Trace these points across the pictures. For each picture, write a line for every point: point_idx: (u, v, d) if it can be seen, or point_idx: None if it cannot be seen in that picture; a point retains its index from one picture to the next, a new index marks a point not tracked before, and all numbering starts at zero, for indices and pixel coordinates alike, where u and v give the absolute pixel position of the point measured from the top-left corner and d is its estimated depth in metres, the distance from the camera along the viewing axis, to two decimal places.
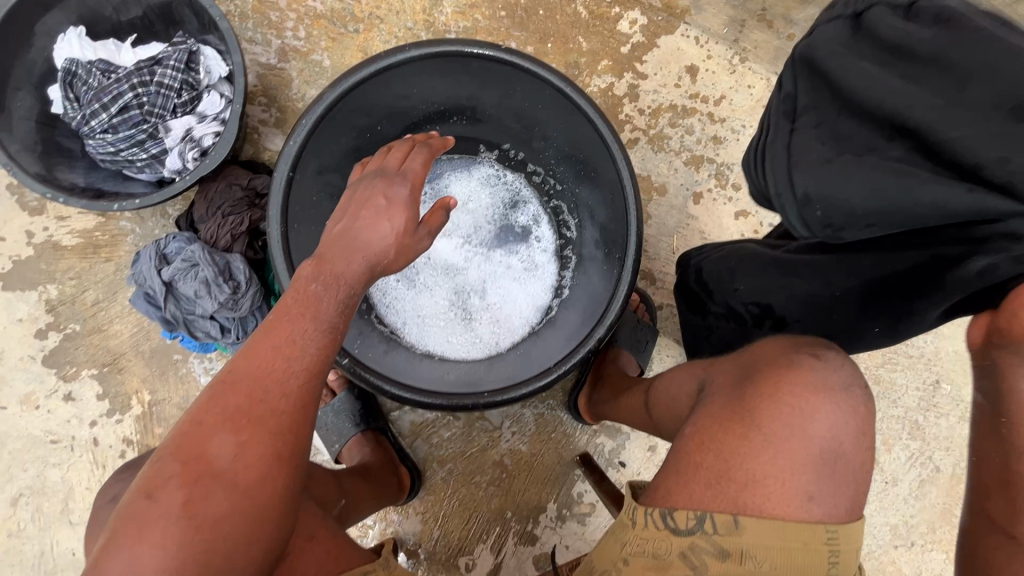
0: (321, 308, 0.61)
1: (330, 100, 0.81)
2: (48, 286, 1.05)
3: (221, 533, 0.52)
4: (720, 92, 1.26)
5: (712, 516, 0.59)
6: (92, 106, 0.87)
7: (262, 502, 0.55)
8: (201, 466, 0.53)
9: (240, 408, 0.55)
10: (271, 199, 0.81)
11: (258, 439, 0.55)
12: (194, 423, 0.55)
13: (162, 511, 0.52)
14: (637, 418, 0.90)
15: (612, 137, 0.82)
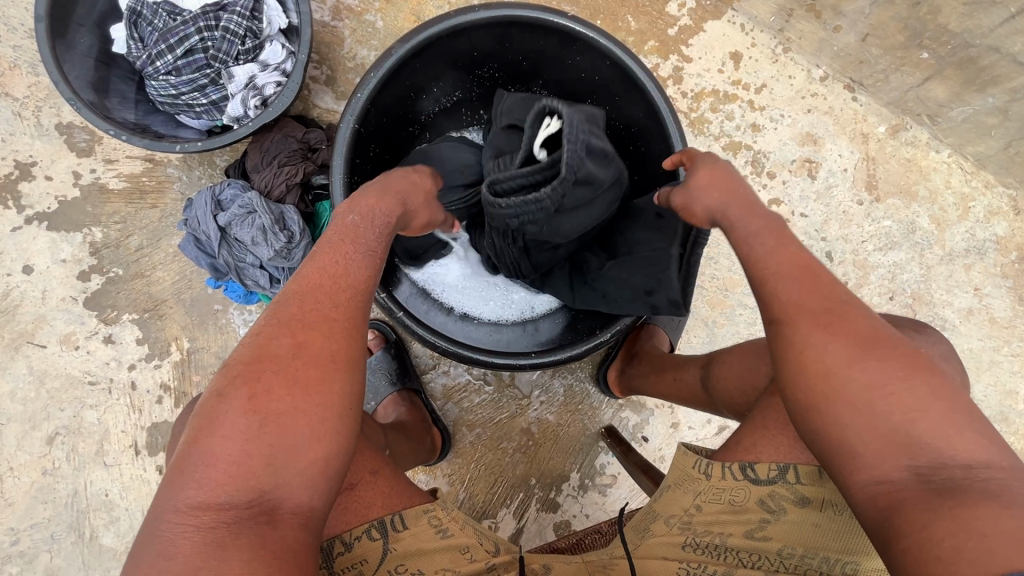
0: (359, 235, 0.73)
1: (400, 54, 0.85)
2: (92, 229, 1.05)
3: (282, 426, 0.56)
4: (762, 81, 1.28)
5: (796, 467, 0.64)
6: (158, 47, 0.88)
7: (320, 401, 0.58)
8: (265, 357, 0.59)
9: (300, 316, 0.62)
10: (336, 147, 0.84)
11: (316, 338, 0.61)
12: (264, 326, 0.62)
13: (227, 405, 0.56)
14: (687, 394, 0.93)
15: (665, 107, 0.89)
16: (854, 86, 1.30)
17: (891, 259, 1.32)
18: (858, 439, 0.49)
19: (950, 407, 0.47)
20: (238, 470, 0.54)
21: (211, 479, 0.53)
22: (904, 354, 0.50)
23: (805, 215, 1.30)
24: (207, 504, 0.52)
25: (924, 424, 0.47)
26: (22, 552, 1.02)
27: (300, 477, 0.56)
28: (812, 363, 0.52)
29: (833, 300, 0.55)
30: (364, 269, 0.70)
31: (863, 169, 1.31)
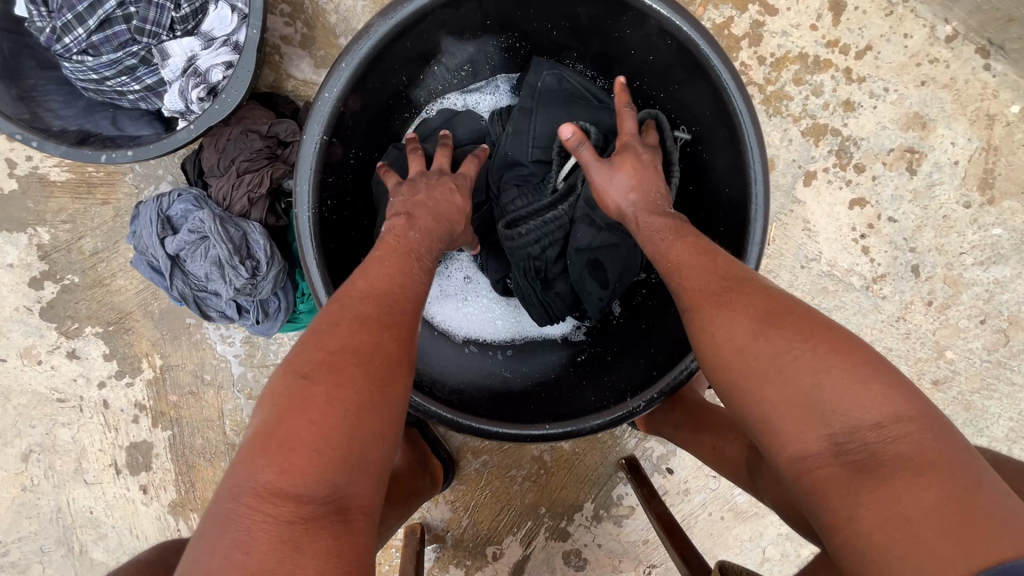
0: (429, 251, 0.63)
1: (382, 32, 0.62)
2: (37, 229, 0.89)
3: (355, 416, 0.46)
4: (867, 41, 0.98)
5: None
6: (65, 16, 0.66)
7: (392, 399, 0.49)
8: (348, 348, 0.49)
9: (364, 312, 0.53)
10: (300, 168, 0.62)
11: (395, 342, 0.52)
12: (337, 316, 0.52)
13: (314, 390, 0.46)
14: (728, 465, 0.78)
15: (742, 109, 0.65)
16: (990, 50, 0.99)
17: (992, 275, 1.08)
18: (745, 392, 0.48)
19: (868, 377, 0.44)
20: (315, 458, 0.43)
21: (290, 461, 0.43)
22: (805, 316, 0.49)
23: (895, 219, 1.05)
24: (284, 492, 0.42)
25: (832, 389, 0.44)
26: (14, 563, 0.99)
27: (371, 474, 0.46)
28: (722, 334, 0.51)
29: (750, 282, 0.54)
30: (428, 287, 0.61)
31: (979, 162, 1.03)
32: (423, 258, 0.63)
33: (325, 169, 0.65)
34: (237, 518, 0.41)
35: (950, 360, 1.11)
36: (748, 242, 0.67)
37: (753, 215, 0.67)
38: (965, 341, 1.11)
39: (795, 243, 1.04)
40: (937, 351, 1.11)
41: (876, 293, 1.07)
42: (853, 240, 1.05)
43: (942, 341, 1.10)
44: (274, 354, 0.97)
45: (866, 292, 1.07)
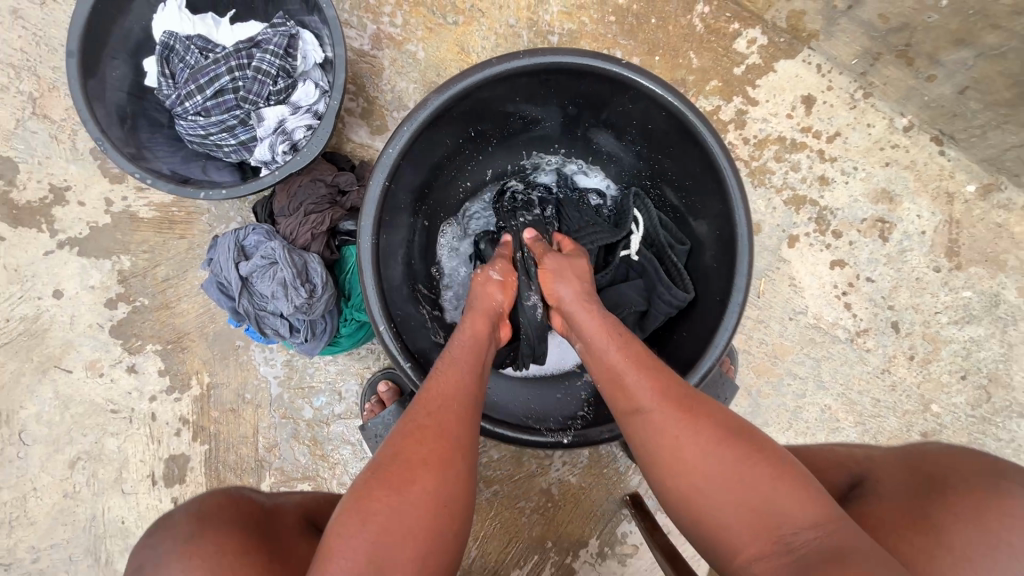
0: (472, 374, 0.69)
1: (436, 105, 0.77)
2: (121, 256, 1.04)
3: (396, 536, 0.52)
4: (836, 129, 1.15)
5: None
6: (188, 87, 0.85)
7: (425, 490, 0.55)
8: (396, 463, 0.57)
9: (414, 422, 0.61)
10: (365, 207, 0.77)
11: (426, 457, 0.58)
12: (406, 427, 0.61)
13: (362, 507, 0.53)
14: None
15: (728, 169, 0.79)
16: (943, 139, 1.15)
17: (967, 333, 1.18)
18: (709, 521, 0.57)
19: (780, 472, 0.56)
20: (350, 568, 0.49)
21: (336, 571, 0.49)
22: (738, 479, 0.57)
23: (872, 279, 1.17)
24: None
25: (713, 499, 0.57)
26: (41, 570, 1.04)
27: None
28: (678, 472, 0.60)
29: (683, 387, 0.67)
30: (476, 392, 0.67)
31: (944, 233, 1.17)
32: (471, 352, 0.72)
33: (382, 210, 0.79)
34: None
35: (936, 414, 1.18)
36: (737, 272, 0.80)
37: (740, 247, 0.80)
38: (949, 396, 1.19)
39: (783, 297, 1.16)
40: (923, 404, 1.18)
41: (861, 345, 1.17)
42: (836, 296, 1.17)
43: (927, 394, 1.18)
44: (311, 378, 1.06)
45: (852, 344, 1.17)
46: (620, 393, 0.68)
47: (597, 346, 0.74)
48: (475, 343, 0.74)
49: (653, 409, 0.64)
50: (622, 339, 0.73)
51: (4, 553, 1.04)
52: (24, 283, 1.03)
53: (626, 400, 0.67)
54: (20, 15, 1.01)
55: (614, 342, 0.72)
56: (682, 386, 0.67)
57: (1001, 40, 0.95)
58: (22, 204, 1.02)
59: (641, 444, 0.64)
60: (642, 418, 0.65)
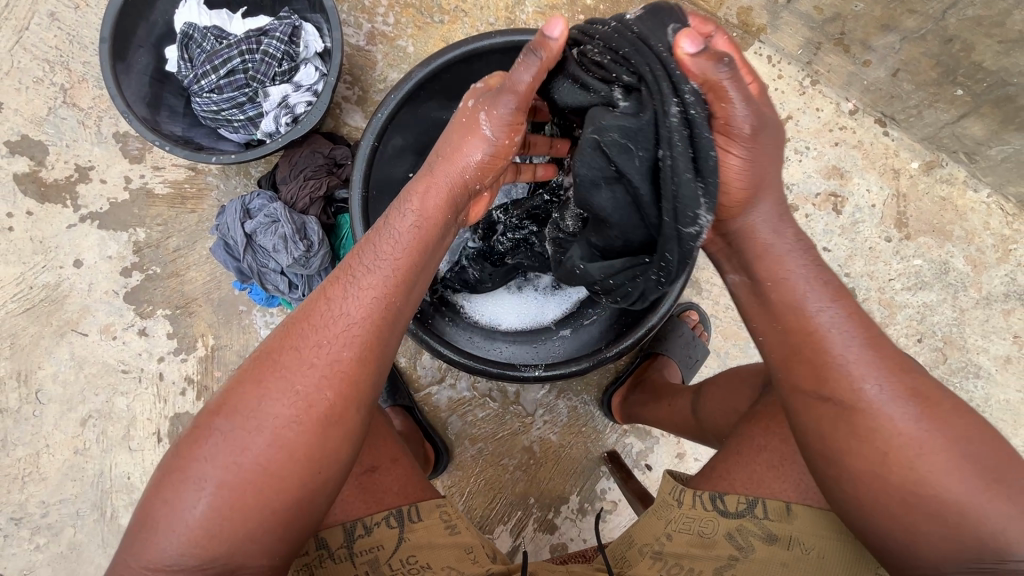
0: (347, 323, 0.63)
1: (419, 77, 0.89)
2: (138, 229, 1.14)
3: (246, 495, 0.57)
4: (787, 112, 1.27)
5: (764, 503, 0.75)
6: (204, 68, 0.97)
7: (286, 444, 0.58)
8: (249, 422, 0.59)
9: (273, 382, 0.60)
10: (356, 164, 0.89)
11: (289, 426, 0.59)
12: (262, 383, 0.60)
13: (203, 465, 0.58)
14: (677, 420, 0.99)
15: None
16: (885, 120, 1.26)
17: (920, 299, 1.27)
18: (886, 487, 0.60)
19: (1011, 491, 0.56)
20: (203, 528, 0.56)
21: (188, 530, 0.56)
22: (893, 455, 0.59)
23: (829, 249, 1.27)
24: (176, 556, 0.56)
25: (940, 477, 0.58)
26: (49, 525, 1.10)
27: (261, 532, 0.58)
28: (879, 472, 0.60)
29: (890, 353, 0.63)
30: (349, 342, 0.62)
31: (893, 205, 1.27)
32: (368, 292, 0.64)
33: (371, 168, 0.91)
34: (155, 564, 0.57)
35: None
36: None
37: None
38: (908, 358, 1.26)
39: None
40: None
41: None
42: None
43: None
44: None
45: None
46: (801, 361, 0.64)
47: (790, 295, 0.65)
48: (416, 227, 0.67)
49: (863, 403, 0.61)
50: (830, 297, 0.64)
51: (16, 508, 1.10)
52: (48, 253, 1.13)
53: (817, 377, 0.63)
54: (56, 17, 1.15)
55: (828, 301, 0.64)
56: (895, 354, 0.63)
57: (920, 25, 1.08)
58: (50, 182, 1.13)
59: (818, 420, 0.63)
60: (838, 405, 0.62)
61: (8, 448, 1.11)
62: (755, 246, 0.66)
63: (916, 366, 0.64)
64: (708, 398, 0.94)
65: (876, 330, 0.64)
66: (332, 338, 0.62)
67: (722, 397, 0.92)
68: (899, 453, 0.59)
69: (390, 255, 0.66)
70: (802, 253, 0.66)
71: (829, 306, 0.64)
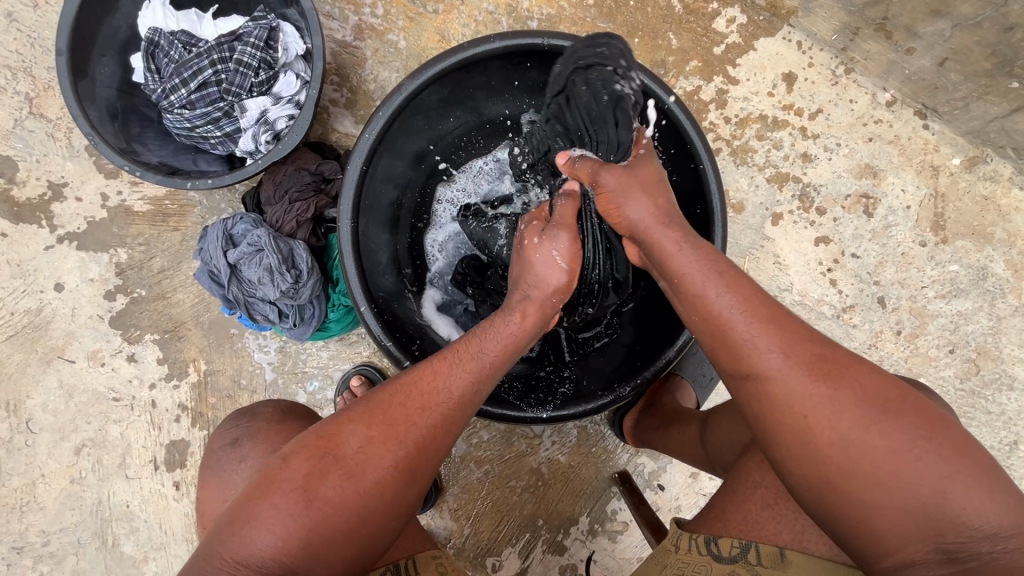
0: (451, 386, 0.63)
1: (410, 91, 0.79)
2: (119, 249, 1.07)
3: (334, 529, 0.56)
4: (818, 105, 1.15)
5: (757, 547, 0.67)
6: (173, 81, 0.89)
7: (380, 493, 0.58)
8: (337, 445, 0.58)
9: (381, 423, 0.59)
10: (343, 192, 0.79)
11: (386, 471, 0.58)
12: (366, 422, 0.59)
13: (290, 474, 0.57)
14: (687, 450, 0.92)
15: (702, 148, 0.79)
16: (926, 112, 1.15)
17: (955, 307, 1.18)
18: (839, 485, 0.54)
19: (947, 452, 0.52)
20: (279, 547, 0.54)
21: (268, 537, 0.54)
22: (818, 432, 0.54)
23: (857, 255, 1.18)
24: (244, 561, 0.54)
25: (876, 445, 0.53)
26: (52, 553, 1.08)
27: (329, 568, 0.56)
28: (809, 444, 0.55)
29: (801, 329, 0.58)
30: (460, 399, 0.63)
31: (930, 207, 1.17)
32: (467, 371, 0.64)
33: (360, 193, 0.81)
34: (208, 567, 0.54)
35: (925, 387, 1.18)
36: (712, 248, 0.80)
37: (714, 220, 0.80)
38: (938, 369, 1.19)
39: (768, 274, 1.17)
40: (912, 376, 1.18)
41: (847, 321, 1.18)
42: (821, 272, 1.18)
43: (915, 368, 1.18)
44: (304, 363, 1.08)
45: (838, 320, 1.18)
46: (722, 347, 0.60)
47: (694, 288, 0.62)
48: (519, 330, 0.69)
49: (773, 373, 0.56)
50: (723, 281, 0.61)
51: (16, 538, 1.08)
52: (27, 277, 1.07)
53: (733, 357, 0.59)
54: (14, 18, 1.05)
55: (719, 286, 0.61)
56: (802, 330, 0.58)
57: (978, 10, 0.97)
58: (23, 201, 1.06)
59: (749, 401, 0.58)
60: (757, 379, 0.57)
61: (4, 478, 1.08)
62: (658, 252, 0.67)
63: (814, 332, 0.59)
64: (716, 429, 0.86)
65: (779, 307, 0.60)
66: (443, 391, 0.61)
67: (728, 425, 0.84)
68: (835, 421, 0.54)
69: (490, 351, 0.66)
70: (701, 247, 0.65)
71: (720, 290, 0.61)
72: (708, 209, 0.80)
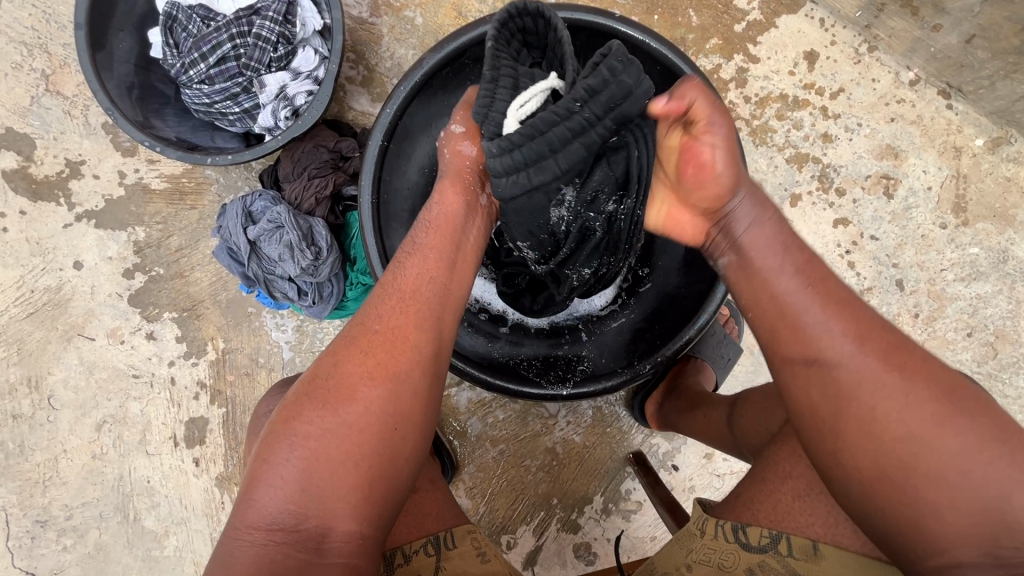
0: (409, 287, 0.65)
1: (431, 65, 0.78)
2: (137, 227, 1.07)
3: (331, 459, 0.56)
4: (839, 84, 1.14)
5: (788, 538, 0.67)
6: (191, 56, 0.88)
7: (364, 407, 0.58)
8: (312, 378, 0.60)
9: (351, 343, 0.61)
10: (364, 166, 0.79)
11: (361, 386, 0.58)
12: (334, 349, 0.62)
13: (274, 424, 0.59)
14: (710, 431, 0.92)
15: None
16: (950, 92, 1.13)
17: (974, 291, 1.17)
18: (895, 480, 0.53)
19: (1016, 458, 0.51)
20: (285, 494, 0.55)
21: (286, 492, 0.55)
22: (889, 428, 0.53)
23: (876, 237, 1.16)
24: (258, 524, 0.55)
25: (949, 443, 0.52)
26: (75, 527, 1.10)
27: (344, 508, 0.55)
28: (878, 442, 0.54)
29: (870, 322, 0.58)
30: (416, 288, 0.65)
31: (951, 188, 1.16)
32: (422, 269, 0.66)
33: (381, 167, 0.81)
34: (228, 553, 0.54)
35: None
36: None
37: None
38: (956, 352, 1.18)
39: None
40: None
41: None
42: (839, 254, 1.17)
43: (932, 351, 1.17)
44: (321, 342, 1.09)
45: None
46: (782, 332, 0.60)
47: (765, 271, 0.62)
48: (447, 212, 0.71)
49: (843, 360, 0.56)
50: (795, 265, 0.61)
51: (40, 511, 1.10)
52: (46, 255, 1.07)
53: (801, 343, 0.58)
54: None
55: (790, 269, 0.61)
56: (883, 331, 0.58)
57: None
58: (41, 178, 1.06)
59: (809, 388, 0.57)
60: (820, 368, 0.57)
61: (27, 453, 1.10)
62: (727, 232, 0.66)
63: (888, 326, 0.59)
64: (744, 412, 0.87)
65: (848, 293, 0.60)
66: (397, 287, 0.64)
67: (757, 411, 0.84)
68: (914, 414, 0.53)
69: (430, 242, 0.68)
70: (775, 223, 0.65)
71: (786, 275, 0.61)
72: None
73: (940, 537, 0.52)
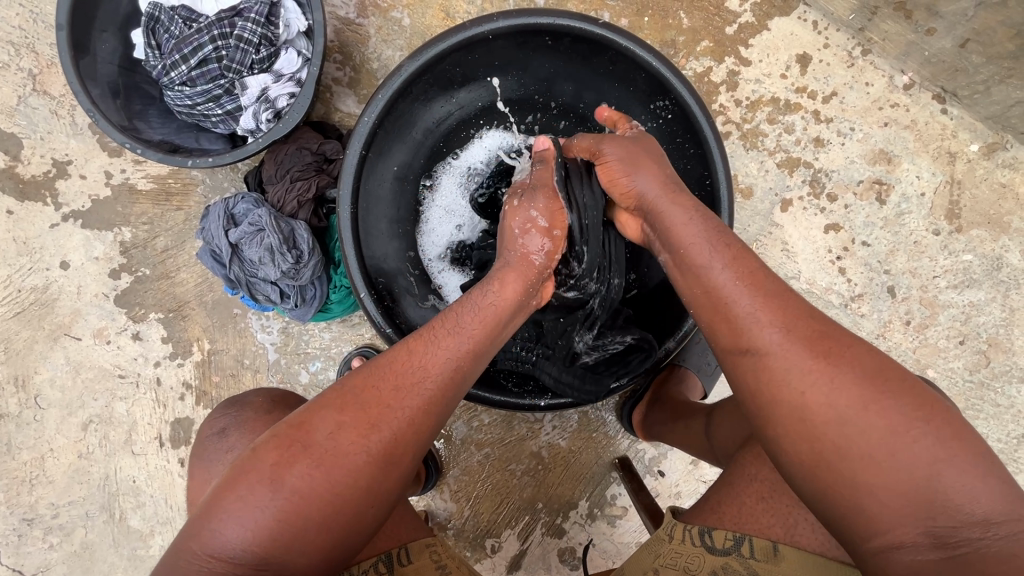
0: (431, 365, 0.63)
1: (410, 72, 0.77)
2: (123, 228, 1.07)
3: (307, 516, 0.55)
4: (832, 88, 1.12)
5: (751, 540, 0.66)
6: (173, 57, 0.88)
7: (352, 473, 0.57)
8: (308, 430, 0.58)
9: (357, 406, 0.59)
10: (343, 175, 0.78)
11: (355, 460, 0.57)
12: (338, 407, 0.59)
13: (259, 464, 0.56)
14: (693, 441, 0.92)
15: (709, 132, 0.77)
16: (945, 96, 1.12)
17: (967, 298, 1.16)
18: (824, 464, 0.53)
19: (946, 435, 0.50)
20: (251, 535, 0.54)
21: (254, 533, 0.54)
22: (822, 412, 0.53)
23: (868, 243, 1.15)
24: (219, 554, 0.53)
25: (876, 423, 0.52)
26: (61, 525, 1.11)
27: (309, 555, 0.55)
28: (801, 416, 0.54)
29: (794, 304, 0.59)
30: (439, 368, 0.63)
31: (945, 194, 1.14)
32: (449, 350, 0.65)
33: (360, 176, 0.80)
34: (178, 569, 0.53)
35: (932, 378, 1.17)
36: None
37: (721, 207, 0.78)
38: (949, 360, 1.16)
39: (775, 261, 1.15)
40: (919, 368, 1.16)
41: (855, 310, 1.16)
42: (831, 260, 1.15)
43: (923, 359, 1.16)
44: (306, 344, 1.09)
45: (846, 309, 1.16)
46: (718, 320, 0.61)
47: (695, 257, 0.65)
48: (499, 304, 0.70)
49: (773, 347, 0.56)
50: (724, 254, 0.63)
51: (27, 509, 1.11)
52: (33, 255, 1.08)
53: (732, 329, 0.60)
54: None
55: (720, 260, 0.63)
56: (801, 308, 0.58)
57: None
58: (28, 178, 1.07)
59: (746, 378, 0.58)
60: (754, 354, 0.57)
61: (15, 451, 1.10)
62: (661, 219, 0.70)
63: (816, 311, 0.59)
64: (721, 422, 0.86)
65: (773, 280, 0.61)
66: (420, 366, 0.62)
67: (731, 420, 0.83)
68: (847, 393, 0.53)
69: (470, 328, 0.67)
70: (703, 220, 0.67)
71: (722, 264, 0.62)
72: (715, 195, 0.78)
73: (870, 520, 0.51)
